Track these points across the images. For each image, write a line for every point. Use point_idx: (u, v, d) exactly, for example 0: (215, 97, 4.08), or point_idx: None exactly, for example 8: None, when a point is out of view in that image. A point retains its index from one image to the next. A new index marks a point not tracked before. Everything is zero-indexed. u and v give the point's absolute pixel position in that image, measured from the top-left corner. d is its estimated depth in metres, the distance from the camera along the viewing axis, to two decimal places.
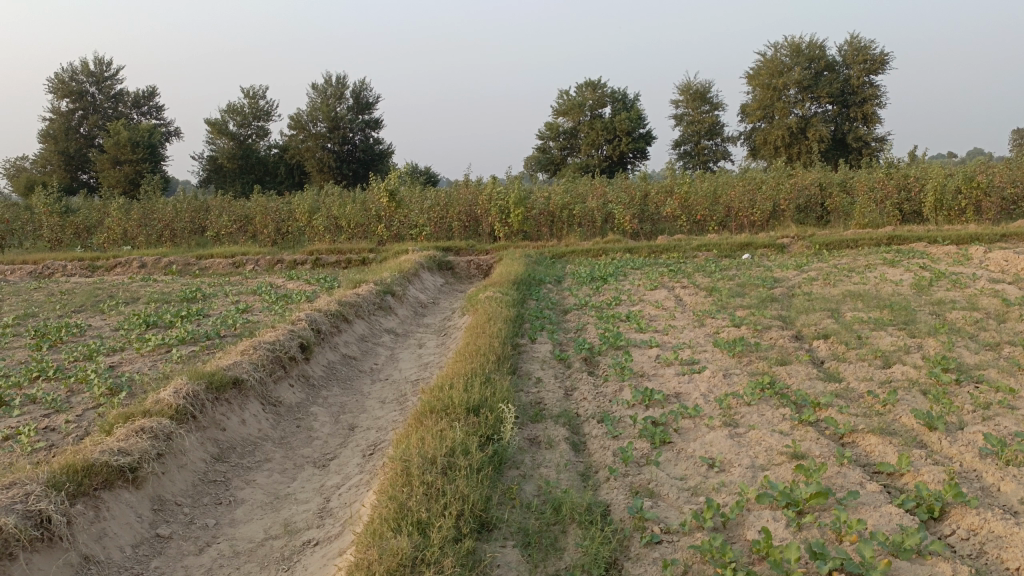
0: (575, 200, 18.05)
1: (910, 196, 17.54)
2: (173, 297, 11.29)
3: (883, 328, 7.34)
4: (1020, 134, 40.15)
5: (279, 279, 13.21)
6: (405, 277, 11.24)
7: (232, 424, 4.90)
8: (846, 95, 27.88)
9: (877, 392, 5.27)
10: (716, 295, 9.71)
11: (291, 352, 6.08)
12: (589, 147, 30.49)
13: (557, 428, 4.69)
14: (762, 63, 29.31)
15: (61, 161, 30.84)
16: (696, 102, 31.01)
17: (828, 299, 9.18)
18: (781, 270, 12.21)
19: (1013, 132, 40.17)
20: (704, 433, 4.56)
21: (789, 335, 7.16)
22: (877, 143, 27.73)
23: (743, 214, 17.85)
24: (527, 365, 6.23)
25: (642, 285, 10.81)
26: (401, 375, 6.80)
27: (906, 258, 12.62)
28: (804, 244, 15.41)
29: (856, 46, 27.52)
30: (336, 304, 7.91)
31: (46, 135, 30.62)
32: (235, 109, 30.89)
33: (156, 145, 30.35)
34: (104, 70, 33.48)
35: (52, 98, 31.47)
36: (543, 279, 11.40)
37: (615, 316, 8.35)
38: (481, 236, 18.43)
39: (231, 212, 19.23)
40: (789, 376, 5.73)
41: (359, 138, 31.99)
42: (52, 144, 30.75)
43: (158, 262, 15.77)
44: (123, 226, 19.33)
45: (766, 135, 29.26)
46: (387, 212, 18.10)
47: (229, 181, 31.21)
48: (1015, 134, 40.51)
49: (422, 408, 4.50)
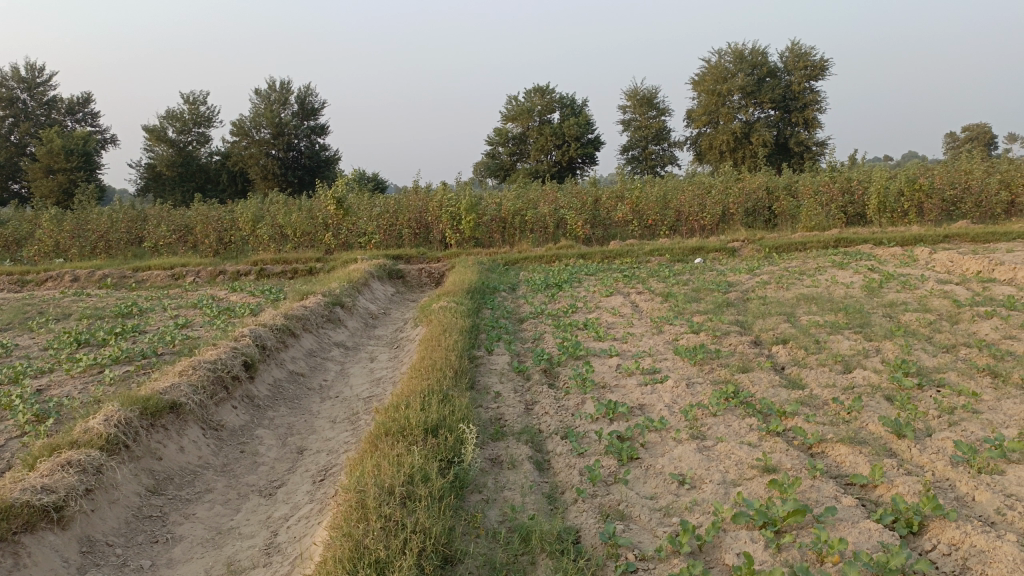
0: (527, 206, 17.89)
1: (854, 199, 17.87)
2: (108, 313, 10.73)
3: (840, 332, 7.32)
4: (952, 137, 41.59)
5: (222, 292, 12.71)
6: (354, 287, 10.90)
7: (169, 453, 4.56)
8: (788, 100, 28.41)
9: (841, 399, 5.19)
10: (672, 301, 9.62)
11: (234, 372, 5.74)
12: (538, 153, 30.41)
13: (519, 447, 4.47)
14: (706, 69, 29.69)
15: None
16: (643, 107, 31.24)
17: (783, 303, 9.17)
18: (734, 274, 12.22)
19: (946, 136, 41.59)
20: (671, 447, 4.39)
21: (749, 341, 7.08)
22: (818, 147, 28.30)
23: (693, 218, 17.93)
24: (486, 379, 5.99)
25: (597, 291, 10.67)
26: (352, 392, 6.50)
27: (854, 261, 12.79)
28: (754, 246, 15.52)
29: (797, 53, 28.08)
30: (282, 318, 7.56)
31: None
32: (174, 115, 29.97)
33: (92, 153, 29.24)
34: (35, 76, 32.18)
35: None
36: (497, 287, 11.18)
37: (572, 324, 8.18)
38: (431, 243, 18.13)
39: (171, 222, 18.55)
40: (753, 384, 5.61)
41: (305, 144, 31.35)
42: None
43: (92, 276, 15.07)
44: (56, 237, 18.46)
45: (712, 140, 29.62)
46: (334, 220, 17.67)
47: (169, 189, 30.22)
48: (947, 138, 41.98)
49: (376, 431, 4.24)
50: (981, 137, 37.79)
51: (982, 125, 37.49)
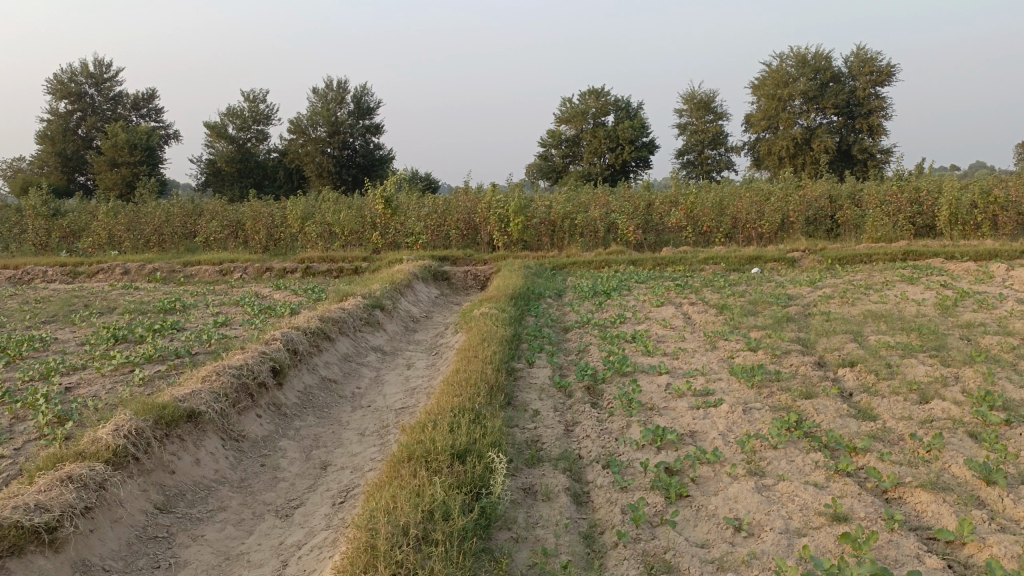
0: (577, 210, 17.44)
1: (922, 210, 16.96)
2: (151, 308, 10.67)
3: (913, 355, 6.72)
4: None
5: (266, 289, 12.61)
6: (396, 289, 10.63)
7: (183, 467, 4.29)
8: (851, 106, 27.33)
9: (919, 434, 4.65)
10: (727, 314, 9.09)
11: (261, 378, 5.47)
12: (592, 156, 29.92)
13: (556, 477, 4.06)
14: (767, 73, 28.80)
15: (58, 163, 30.27)
16: (699, 111, 30.50)
17: (848, 321, 8.55)
18: (794, 286, 11.58)
19: (1018, 147, 39.74)
20: (726, 485, 3.93)
21: (812, 362, 6.53)
22: (882, 154, 27.15)
23: (750, 226, 17.23)
24: (524, 395, 5.61)
25: (647, 301, 10.18)
26: (385, 402, 6.18)
27: (924, 275, 12.02)
28: (815, 257, 14.79)
29: (862, 58, 27.02)
30: (318, 320, 7.29)
31: (43, 137, 30.04)
32: (234, 112, 30.38)
33: (154, 148, 29.83)
34: (103, 72, 33.02)
35: (51, 99, 31.01)
36: (543, 293, 10.78)
37: (620, 336, 7.72)
38: (479, 244, 17.82)
39: (224, 217, 18.66)
40: (818, 413, 5.10)
41: (359, 143, 31.41)
42: (49, 145, 30.20)
43: (142, 269, 15.18)
44: (112, 229, 18.73)
45: (771, 145, 28.69)
46: (382, 219, 17.53)
47: (226, 185, 30.65)
48: (1020, 148, 40.08)
49: (399, 454, 3.89)
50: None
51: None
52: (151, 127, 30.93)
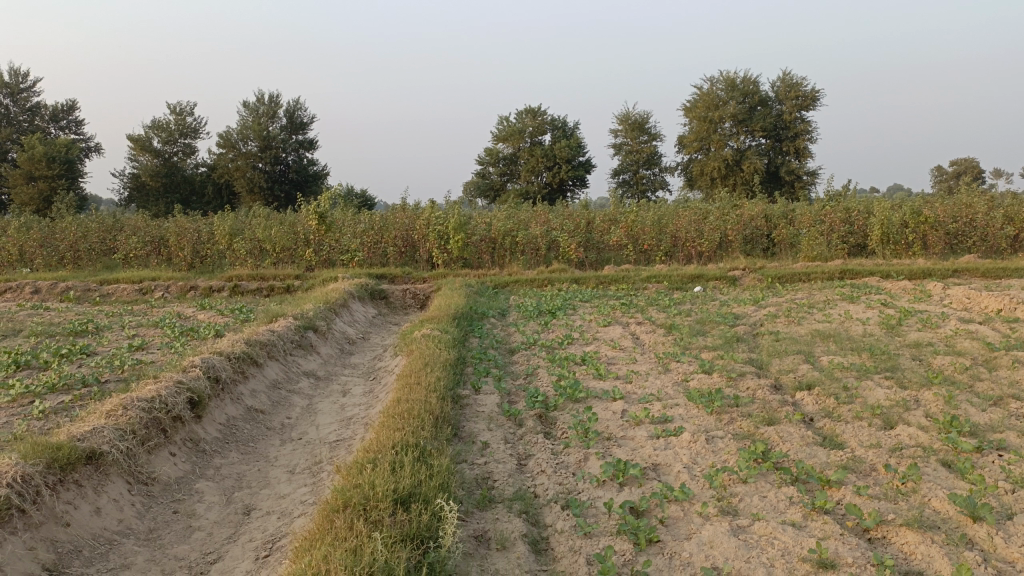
0: (518, 227, 17.12)
1: (853, 230, 17.26)
2: (59, 330, 9.81)
3: (869, 378, 6.55)
4: (941, 171, 41.41)
5: (189, 309, 11.84)
6: (330, 309, 10.05)
7: (80, 518, 3.69)
8: (779, 129, 27.94)
9: (892, 464, 4.41)
10: (676, 334, 8.84)
11: (175, 411, 4.89)
12: (529, 174, 29.77)
13: (512, 522, 3.63)
14: (698, 96, 29.25)
15: None
16: (634, 132, 30.75)
17: (798, 341, 8.40)
18: (738, 305, 11.46)
19: (933, 170, 41.46)
20: (699, 528, 3.58)
21: (769, 385, 6.30)
22: (809, 176, 27.82)
23: (690, 244, 17.22)
24: (471, 425, 5.17)
25: (593, 321, 9.87)
26: (317, 435, 5.65)
27: (863, 294, 12.09)
28: (755, 275, 14.79)
29: (789, 82, 27.71)
30: (244, 344, 6.71)
31: None
32: (160, 125, 29.15)
33: (74, 161, 28.35)
34: (20, 80, 31.31)
35: None
36: (485, 312, 10.37)
37: (569, 359, 7.36)
38: (417, 262, 17.30)
39: (146, 233, 17.66)
40: (783, 442, 4.82)
41: (293, 158, 30.53)
42: None
43: (53, 288, 14.14)
44: (22, 245, 17.48)
45: (703, 166, 29.07)
46: (316, 235, 16.87)
47: (152, 200, 29.32)
48: (935, 170, 41.82)
49: (335, 503, 3.39)
50: (969, 171, 37.44)
51: (970, 161, 37.24)
52: (71, 139, 29.41)
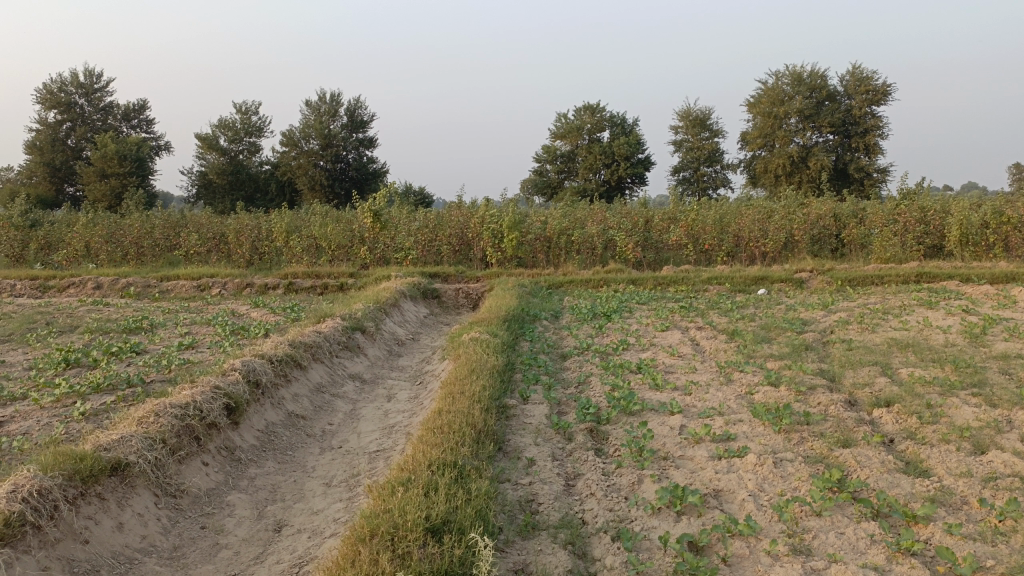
0: (574, 226, 16.73)
1: (929, 230, 16.32)
2: (115, 327, 9.87)
3: (954, 394, 5.98)
4: (1020, 168, 39.35)
5: (243, 307, 11.83)
6: (380, 308, 9.86)
7: (99, 534, 3.50)
8: (848, 125, 26.82)
9: (987, 497, 3.91)
10: (739, 341, 8.35)
11: (210, 418, 4.71)
12: (587, 171, 29.30)
13: (557, 556, 3.30)
14: (763, 91, 28.33)
15: (46, 173, 29.48)
16: (696, 128, 29.96)
17: (872, 350, 7.82)
18: (806, 310, 10.84)
19: (1013, 167, 39.39)
20: (766, 571, 3.20)
21: (842, 401, 5.80)
22: (879, 173, 26.61)
23: (753, 244, 16.56)
24: (516, 439, 4.86)
25: (651, 325, 9.43)
26: (357, 444, 5.40)
27: (943, 299, 11.31)
28: (823, 278, 14.08)
29: (858, 76, 26.57)
30: (288, 345, 6.54)
31: (32, 146, 29.29)
32: (226, 124, 29.74)
33: (144, 159, 29.10)
34: (94, 82, 32.33)
35: (40, 109, 30.29)
36: (538, 314, 10.04)
37: (624, 366, 6.97)
38: (472, 261, 17.08)
39: (207, 229, 17.90)
40: (860, 468, 4.37)
41: (352, 156, 30.73)
42: (37, 155, 29.39)
43: (116, 284, 14.40)
44: (89, 241, 17.91)
45: (767, 163, 28.12)
46: (371, 233, 16.81)
47: (217, 197, 29.89)
48: (1015, 167, 39.71)
49: (362, 531, 3.12)
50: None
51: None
52: (140, 138, 30.21)
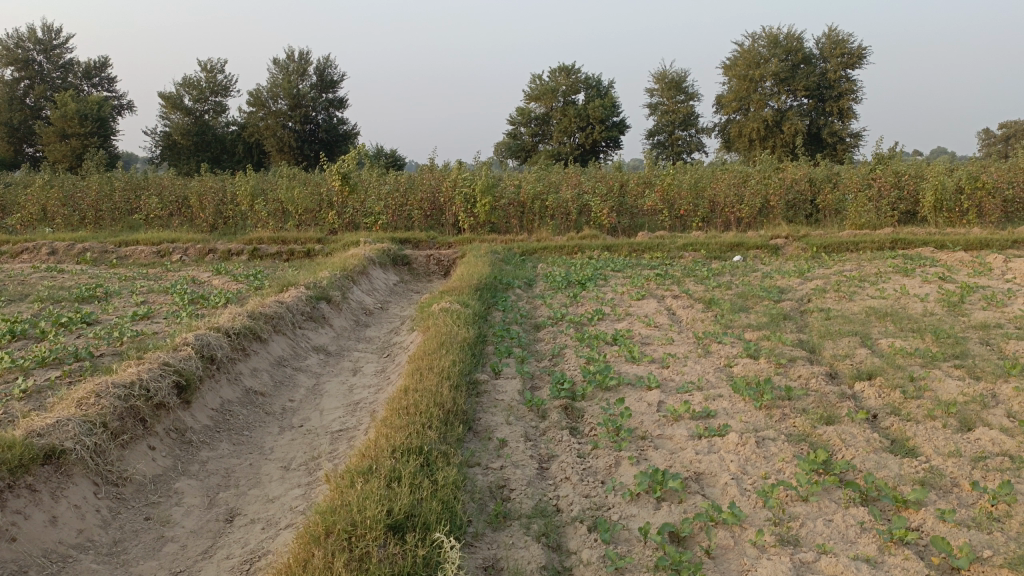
0: (548, 190, 16.37)
1: (903, 195, 16.24)
2: (66, 295, 9.38)
3: (936, 366, 5.84)
4: (988, 133, 39.60)
5: (205, 274, 11.39)
6: (348, 276, 9.52)
7: (29, 530, 3.20)
8: (822, 89, 26.61)
9: (978, 478, 3.75)
10: (716, 310, 8.16)
11: (157, 398, 4.40)
12: (561, 135, 28.85)
13: (530, 551, 3.07)
14: (738, 53, 27.94)
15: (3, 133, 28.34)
16: (671, 91, 29.55)
17: (851, 320, 7.65)
18: (782, 277, 10.66)
19: (982, 132, 39.61)
20: (753, 564, 2.99)
21: (824, 374, 5.62)
22: (852, 138, 26.51)
23: (729, 210, 16.37)
24: (487, 418, 4.60)
25: (626, 294, 9.19)
26: (319, 422, 5.12)
27: (919, 266, 11.22)
28: (799, 244, 13.92)
29: (834, 39, 26.30)
30: (247, 317, 6.21)
31: None
32: (191, 82, 28.76)
33: (106, 118, 28.08)
34: (52, 37, 31.00)
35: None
36: (511, 282, 9.74)
37: (599, 337, 6.74)
38: (443, 226, 16.69)
39: (169, 192, 17.27)
40: (845, 448, 4.19)
41: (322, 117, 29.94)
42: None
43: (71, 249, 13.81)
44: (45, 204, 17.19)
45: (741, 127, 27.87)
46: (339, 197, 16.33)
47: (183, 159, 29.00)
48: (984, 133, 39.96)
49: (317, 530, 2.86)
50: (1019, 134, 35.51)
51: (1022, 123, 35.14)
52: (102, 97, 29.10)
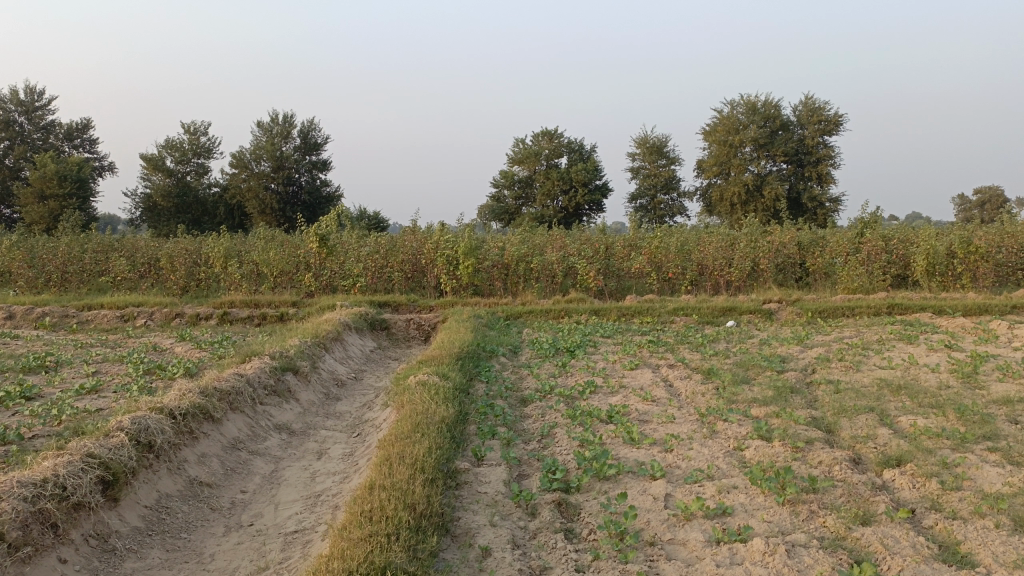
0: (532, 252, 15.89)
1: (893, 259, 15.92)
2: (13, 364, 8.62)
3: (969, 449, 5.25)
4: (963, 200, 40.07)
5: (168, 340, 10.67)
6: (319, 343, 8.86)
7: None
8: (801, 154, 26.71)
9: None
10: (717, 381, 7.57)
11: (75, 497, 3.69)
12: (544, 198, 28.65)
13: None
14: (718, 119, 28.08)
15: None
16: (652, 155, 29.58)
17: (863, 393, 7.07)
18: (781, 344, 10.10)
19: (956, 199, 40.04)
20: None
21: (847, 460, 5.00)
22: (832, 202, 26.49)
23: (718, 273, 15.94)
24: (467, 519, 3.92)
25: (618, 363, 8.58)
26: (272, 520, 4.39)
27: (920, 333, 10.74)
28: (793, 309, 13.46)
29: (811, 106, 26.51)
30: (198, 394, 5.52)
31: None
32: (173, 144, 28.46)
33: (86, 179, 27.56)
34: (35, 99, 30.66)
35: None
36: (495, 350, 9.12)
37: (593, 415, 6.09)
38: (425, 289, 16.12)
39: (141, 254, 16.62)
40: (890, 557, 3.57)
41: (305, 179, 29.62)
42: None
43: (30, 313, 13.05)
44: (8, 265, 16.47)
45: (722, 191, 27.79)
46: (317, 258, 15.78)
47: (163, 220, 28.43)
48: (959, 199, 40.42)
49: None
50: (994, 199, 35.74)
51: (996, 188, 35.44)
52: (81, 159, 28.62)
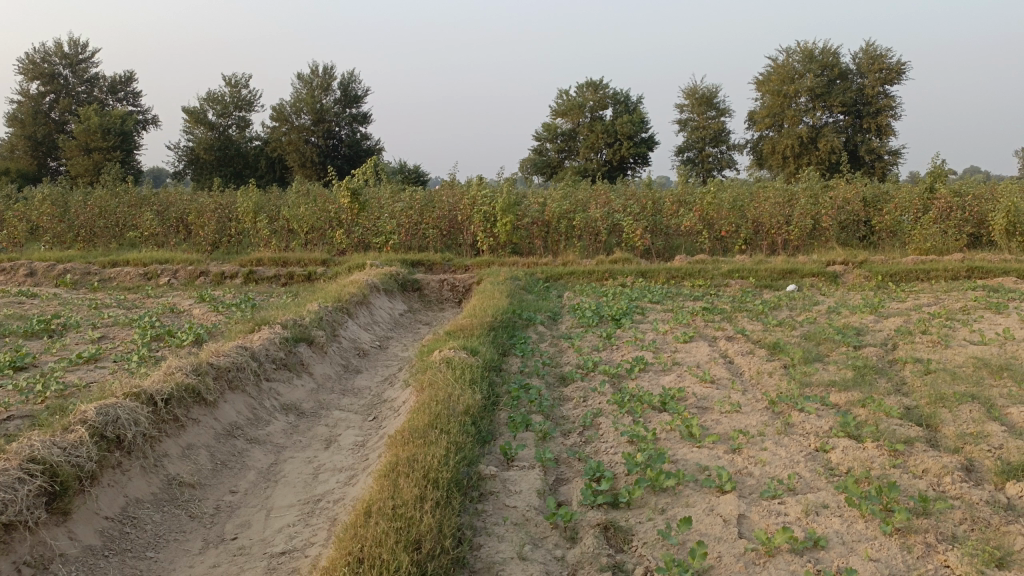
0: (575, 208, 14.88)
1: (969, 217, 14.51)
2: (16, 328, 8.02)
3: None
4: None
5: (187, 302, 10.03)
6: (342, 308, 8.13)
7: None
8: (860, 105, 24.94)
9: None
10: (785, 358, 6.63)
11: (5, 518, 2.99)
12: (588, 151, 27.47)
13: None
14: (772, 68, 26.34)
15: (27, 148, 27.54)
16: (701, 106, 28.03)
17: (960, 376, 6.05)
18: (852, 313, 9.04)
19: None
20: None
21: (959, 469, 4.07)
22: (891, 156, 24.78)
23: (775, 232, 14.76)
24: (489, 549, 3.14)
25: (669, 334, 7.67)
26: (259, 534, 3.67)
27: (1009, 302, 9.54)
28: (861, 271, 12.28)
29: (872, 54, 24.63)
30: (189, 373, 4.82)
31: (13, 119, 27.37)
32: (214, 97, 27.90)
33: (129, 133, 27.17)
34: (79, 52, 30.28)
35: (21, 79, 28.34)
36: (533, 317, 8.28)
37: (644, 401, 5.22)
38: (462, 247, 15.29)
39: (172, 209, 16.06)
40: None
41: (345, 132, 28.84)
42: (18, 128, 27.42)
43: (52, 270, 12.59)
44: (39, 220, 16.06)
45: (775, 144, 26.21)
46: (349, 214, 15.06)
47: (205, 174, 28.02)
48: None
49: None
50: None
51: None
52: (124, 112, 28.22)
